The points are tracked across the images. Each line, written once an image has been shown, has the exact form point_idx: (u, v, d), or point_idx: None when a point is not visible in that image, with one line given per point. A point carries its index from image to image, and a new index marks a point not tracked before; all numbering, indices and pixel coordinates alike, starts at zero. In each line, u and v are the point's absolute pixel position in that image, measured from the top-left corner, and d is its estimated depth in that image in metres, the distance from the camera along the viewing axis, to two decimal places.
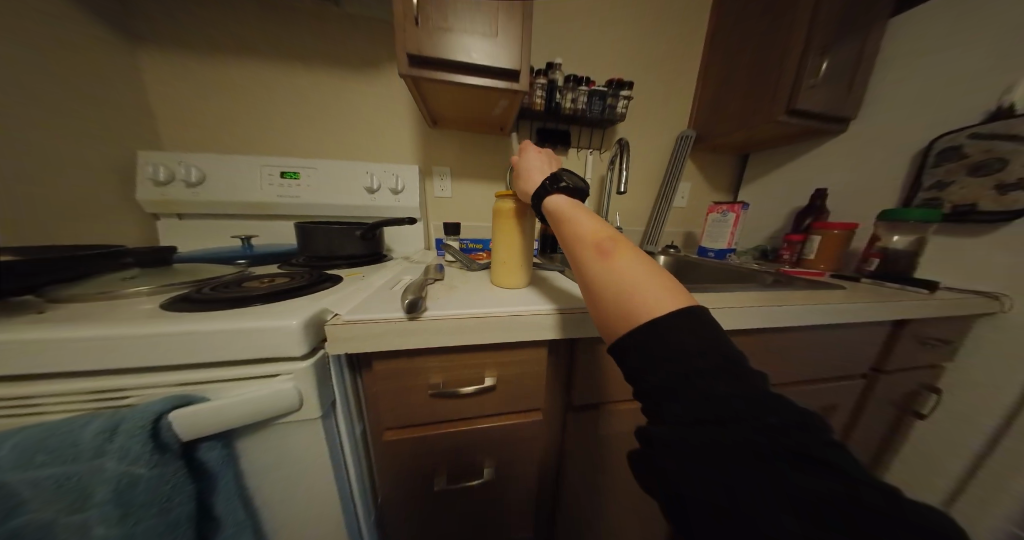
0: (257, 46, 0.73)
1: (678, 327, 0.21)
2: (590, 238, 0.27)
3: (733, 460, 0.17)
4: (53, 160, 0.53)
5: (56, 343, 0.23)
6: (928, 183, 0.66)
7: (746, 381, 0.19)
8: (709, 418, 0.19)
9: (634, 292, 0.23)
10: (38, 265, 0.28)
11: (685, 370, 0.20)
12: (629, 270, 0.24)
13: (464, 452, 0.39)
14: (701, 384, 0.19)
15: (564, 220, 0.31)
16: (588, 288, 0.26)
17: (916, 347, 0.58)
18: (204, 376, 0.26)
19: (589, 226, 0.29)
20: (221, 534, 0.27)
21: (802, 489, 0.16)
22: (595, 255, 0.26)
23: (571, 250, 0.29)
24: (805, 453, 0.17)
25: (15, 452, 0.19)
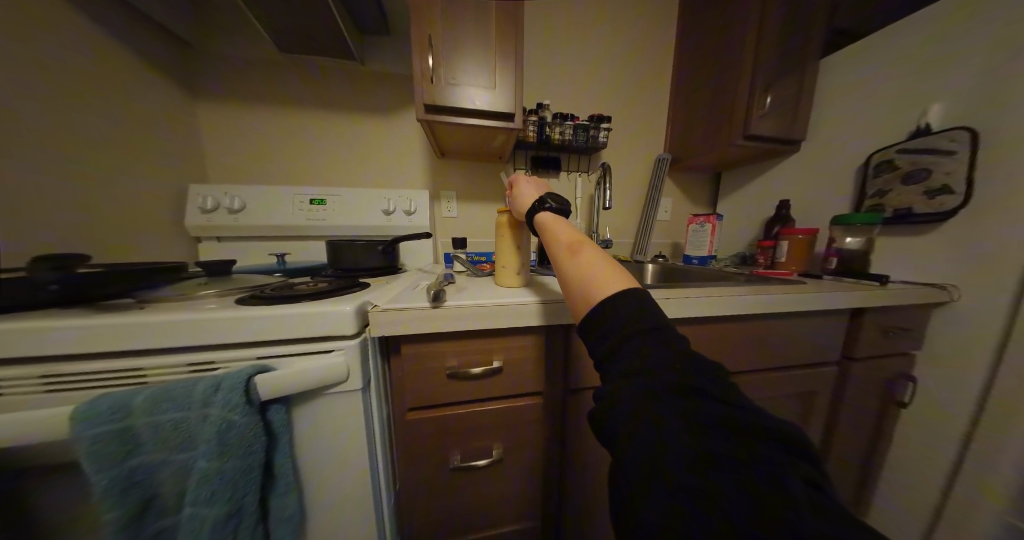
0: (294, 98, 0.88)
1: (618, 301, 0.26)
2: (565, 243, 0.35)
3: (655, 397, 0.20)
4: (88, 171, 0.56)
5: (169, 325, 0.30)
6: (871, 191, 0.76)
7: (670, 342, 0.24)
8: (640, 370, 0.22)
9: (591, 279, 0.30)
10: (113, 277, 0.36)
11: (622, 334, 0.25)
12: (587, 266, 0.31)
13: (475, 431, 0.45)
14: (635, 344, 0.24)
15: (548, 229, 0.39)
16: (562, 282, 0.33)
17: (880, 335, 0.64)
18: (278, 350, 0.33)
19: (566, 234, 0.36)
20: (275, 489, 0.32)
21: (702, 413, 0.19)
22: (566, 255, 0.34)
23: (551, 253, 0.36)
24: (709, 391, 0.21)
25: (149, 400, 0.27)
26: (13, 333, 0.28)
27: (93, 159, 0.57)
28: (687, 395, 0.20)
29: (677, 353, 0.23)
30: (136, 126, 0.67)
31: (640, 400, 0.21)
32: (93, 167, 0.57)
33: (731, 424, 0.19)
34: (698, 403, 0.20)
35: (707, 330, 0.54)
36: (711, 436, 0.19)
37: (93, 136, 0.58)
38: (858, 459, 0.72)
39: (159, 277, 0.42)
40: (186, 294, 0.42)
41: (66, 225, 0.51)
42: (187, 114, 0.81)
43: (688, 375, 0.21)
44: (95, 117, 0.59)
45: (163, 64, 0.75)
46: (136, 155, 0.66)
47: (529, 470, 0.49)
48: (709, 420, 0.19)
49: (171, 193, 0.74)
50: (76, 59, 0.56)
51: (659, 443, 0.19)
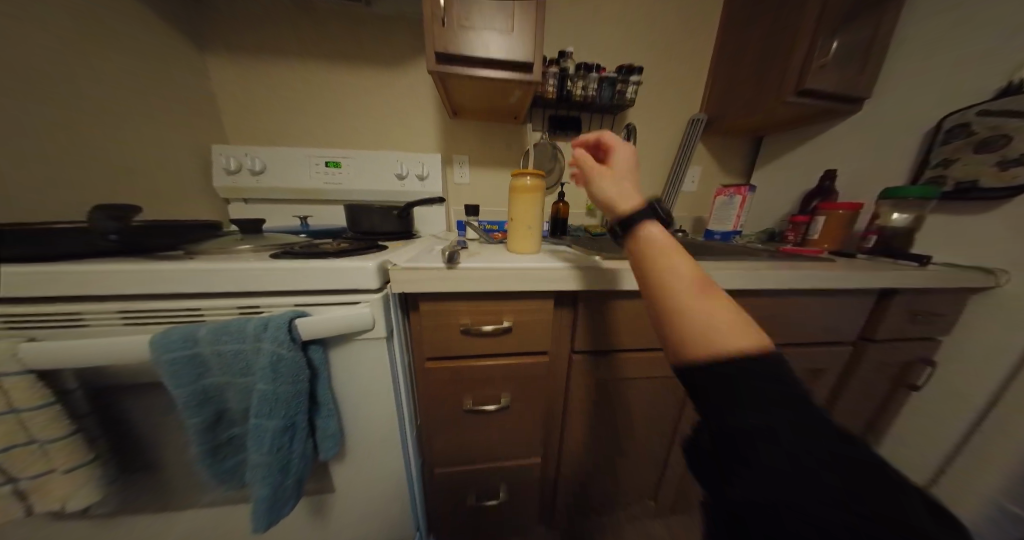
0: (301, 49, 0.84)
1: (751, 362, 0.21)
2: (667, 253, 0.27)
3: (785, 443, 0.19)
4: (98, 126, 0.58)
5: (218, 274, 0.34)
6: (934, 161, 0.67)
7: (785, 375, 0.21)
8: (767, 413, 0.20)
9: (713, 330, 0.23)
10: (130, 232, 0.38)
11: (749, 386, 0.21)
12: (706, 306, 0.23)
13: (486, 382, 0.50)
14: (759, 390, 0.21)
15: (637, 222, 0.29)
16: (660, 313, 0.26)
17: (906, 319, 0.61)
18: (313, 300, 0.37)
19: (664, 239, 0.28)
20: (321, 411, 0.38)
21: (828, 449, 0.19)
22: (672, 278, 0.25)
23: (642, 267, 0.28)
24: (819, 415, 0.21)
25: (212, 333, 0.31)
26: (95, 274, 0.32)
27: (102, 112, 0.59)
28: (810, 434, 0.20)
29: (792, 386, 0.21)
30: (145, 79, 0.67)
31: (772, 447, 0.19)
32: (101, 123, 0.59)
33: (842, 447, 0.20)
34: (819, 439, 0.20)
35: None
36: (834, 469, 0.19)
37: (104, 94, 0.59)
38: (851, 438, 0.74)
39: (198, 232, 0.46)
40: (224, 248, 0.46)
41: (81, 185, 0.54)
42: (199, 68, 0.79)
43: (806, 405, 0.21)
44: (106, 72, 0.60)
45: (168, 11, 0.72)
46: (149, 112, 0.67)
47: (532, 418, 0.54)
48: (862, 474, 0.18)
49: (194, 153, 0.77)
50: (82, 11, 0.56)
51: (797, 491, 0.18)
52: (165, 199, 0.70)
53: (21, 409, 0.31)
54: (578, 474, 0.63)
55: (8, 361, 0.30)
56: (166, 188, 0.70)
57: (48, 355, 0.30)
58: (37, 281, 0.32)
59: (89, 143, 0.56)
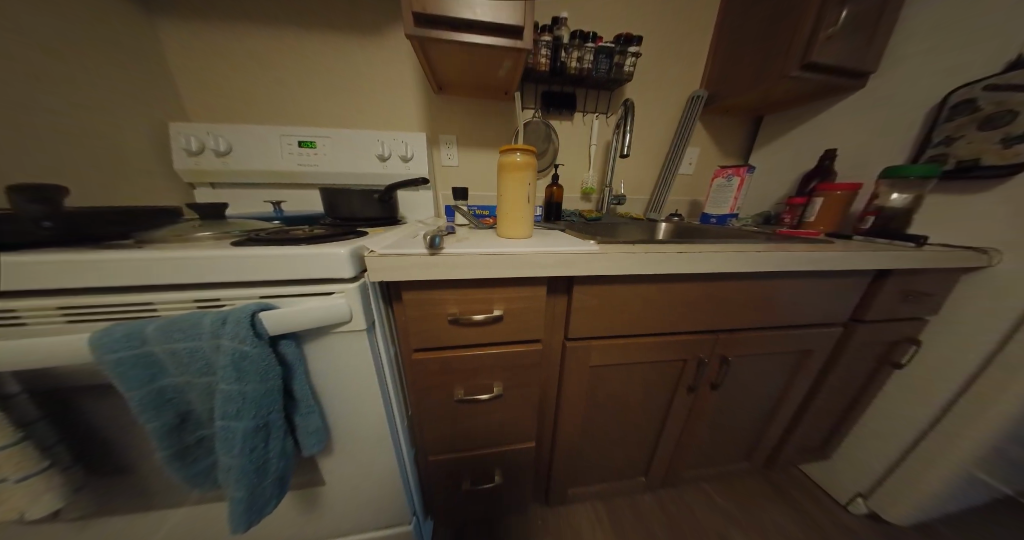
0: (261, 9, 0.74)
1: None
2: None
3: None
4: (34, 100, 0.51)
5: (166, 264, 0.30)
6: (936, 140, 0.65)
7: None
8: None
9: None
10: (60, 221, 0.33)
11: None
12: None
13: (477, 372, 0.48)
14: None
15: None
16: None
17: (897, 300, 0.61)
18: (281, 291, 0.33)
19: None
20: (298, 408, 0.36)
21: None
22: None
23: None
24: None
25: (161, 330, 0.28)
26: (17, 266, 0.28)
27: (39, 87, 0.52)
28: None
29: None
30: (84, 45, 0.59)
31: None
32: (35, 97, 0.52)
33: None
34: None
35: (713, 290, 0.52)
36: None
37: (27, 56, 0.51)
38: (834, 415, 0.76)
39: (143, 219, 0.41)
40: (183, 235, 0.41)
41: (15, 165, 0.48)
42: (146, 32, 0.70)
43: None
44: (25, 30, 0.51)
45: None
46: (88, 81, 0.59)
47: (526, 407, 0.54)
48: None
49: (150, 131, 0.70)
50: None
51: None
52: (122, 184, 0.64)
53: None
54: (571, 458, 0.64)
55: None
56: (121, 172, 0.63)
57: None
58: None
59: (18, 116, 0.49)
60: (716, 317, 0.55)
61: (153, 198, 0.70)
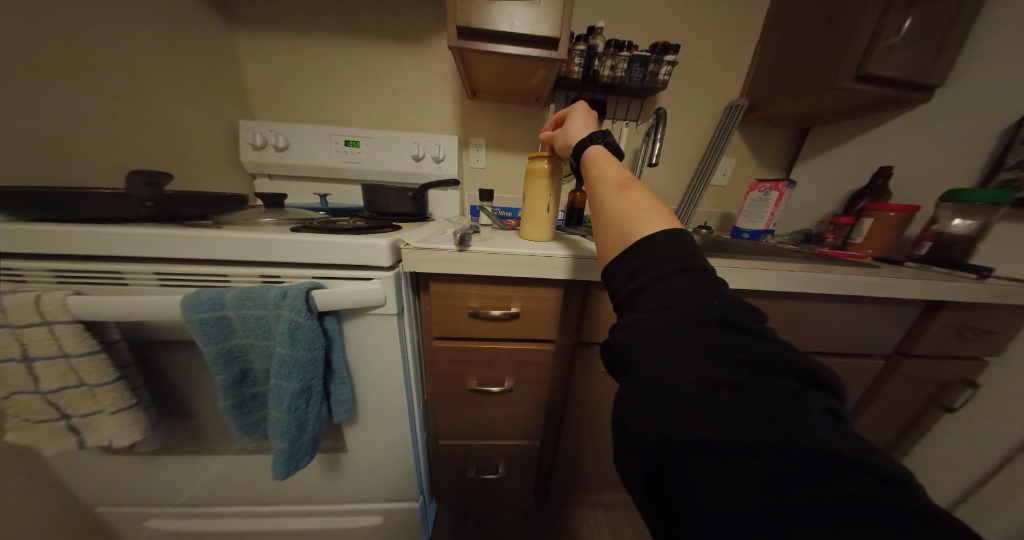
0: (322, 21, 0.83)
1: (662, 347, 0.20)
2: (617, 217, 0.30)
3: (691, 410, 0.17)
4: (140, 101, 0.61)
5: (241, 244, 0.36)
6: (1012, 162, 0.60)
7: (737, 362, 0.18)
8: (695, 397, 0.17)
9: (629, 219, 0.29)
10: (161, 199, 0.40)
11: (661, 345, 0.20)
12: (636, 202, 0.30)
13: (491, 364, 0.51)
14: (671, 370, 0.19)
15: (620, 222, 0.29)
16: (608, 225, 0.30)
17: (952, 335, 0.56)
18: (329, 273, 0.38)
19: (616, 182, 0.33)
20: (334, 377, 0.40)
21: (738, 409, 0.17)
22: (614, 201, 0.31)
23: (606, 228, 0.30)
24: (754, 396, 0.17)
25: (235, 297, 0.33)
26: (132, 239, 0.35)
27: (145, 90, 0.62)
28: (711, 393, 0.17)
29: (725, 355, 0.18)
30: (179, 53, 0.69)
31: (688, 363, 0.18)
32: (142, 99, 0.62)
33: (771, 415, 0.16)
34: (727, 400, 0.17)
35: None
36: (723, 397, 0.17)
37: (136, 63, 0.61)
38: None
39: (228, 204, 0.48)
40: (250, 220, 0.48)
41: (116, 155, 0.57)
42: (227, 40, 0.81)
43: (719, 376, 0.18)
44: (135, 40, 0.61)
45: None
46: (178, 84, 0.69)
47: (535, 403, 0.55)
48: (765, 367, 0.18)
49: (223, 128, 0.80)
50: None
51: (671, 387, 0.18)
52: (198, 173, 0.74)
53: (72, 355, 0.35)
54: (577, 461, 0.64)
55: (59, 312, 0.33)
56: (198, 162, 0.73)
57: (96, 308, 0.33)
58: (85, 242, 0.34)
59: (126, 113, 0.59)
60: None
61: (220, 186, 0.80)
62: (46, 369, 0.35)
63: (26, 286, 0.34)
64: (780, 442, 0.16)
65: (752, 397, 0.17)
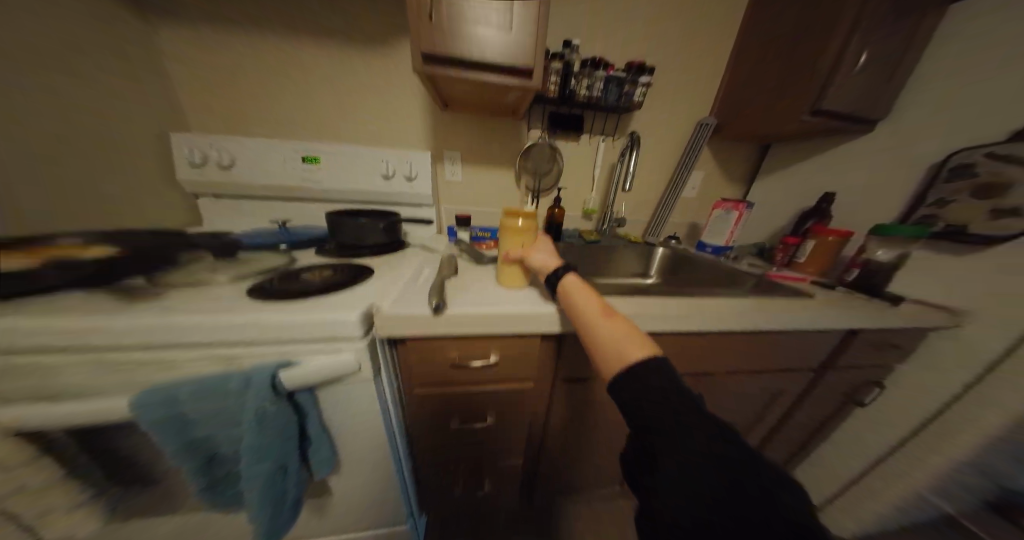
0: (262, 16, 0.72)
1: (680, 432, 0.28)
2: (606, 339, 0.36)
3: (708, 475, 0.25)
4: (32, 125, 0.52)
5: (184, 327, 0.33)
6: (932, 199, 0.67)
7: (721, 429, 0.28)
8: (708, 462, 0.26)
9: (615, 343, 0.35)
10: (62, 272, 0.34)
11: (676, 426, 0.28)
12: (613, 325, 0.37)
13: (471, 403, 0.53)
14: (686, 442, 0.27)
15: (608, 346, 0.35)
16: (597, 345, 0.36)
17: (868, 350, 0.66)
18: (295, 347, 0.36)
19: (591, 301, 0.40)
20: (311, 444, 0.41)
21: (737, 469, 0.25)
22: (596, 321, 0.38)
23: (597, 349, 0.36)
24: (740, 456, 0.26)
25: (195, 389, 0.32)
26: (21, 335, 0.29)
27: (39, 109, 0.53)
28: (717, 459, 0.26)
29: (714, 428, 0.28)
30: (75, 59, 0.58)
31: (695, 437, 0.27)
32: (36, 120, 0.52)
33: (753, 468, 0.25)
34: (727, 463, 0.26)
35: (696, 341, 0.56)
36: (724, 459, 0.26)
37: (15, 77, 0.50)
38: (799, 443, 0.83)
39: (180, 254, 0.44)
40: (197, 278, 0.44)
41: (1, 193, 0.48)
42: (145, 35, 0.68)
43: (717, 444, 0.27)
44: (9, 48, 0.49)
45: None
46: (85, 97, 0.59)
47: (515, 431, 0.59)
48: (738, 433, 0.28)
49: (150, 144, 0.69)
50: None
51: (689, 456, 0.26)
52: (123, 200, 0.65)
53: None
54: (557, 472, 0.70)
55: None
56: (121, 188, 0.64)
57: (13, 418, 0.29)
58: None
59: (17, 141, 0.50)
60: (698, 364, 0.59)
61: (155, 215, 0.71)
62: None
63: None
64: (759, 491, 0.24)
65: (740, 459, 0.26)
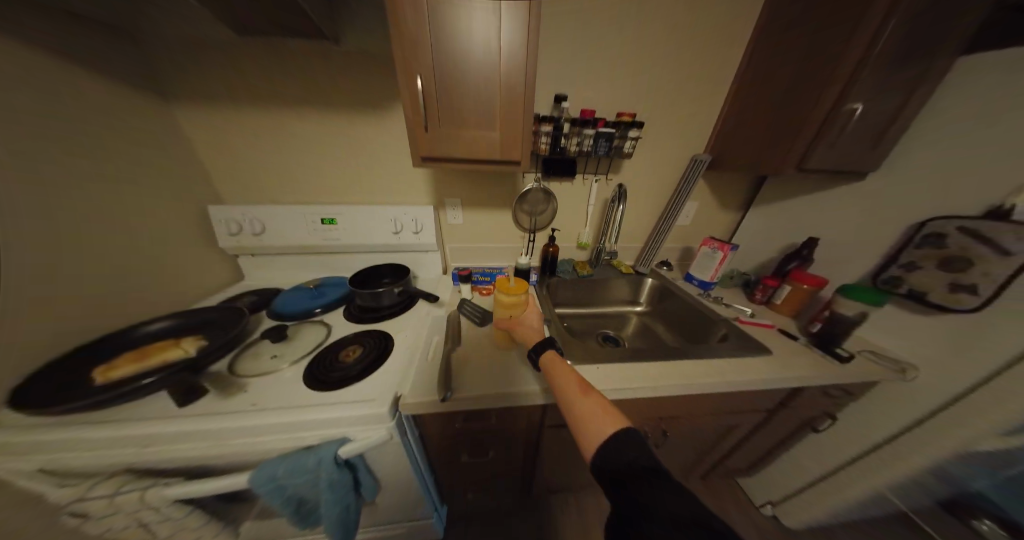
0: (269, 93, 0.77)
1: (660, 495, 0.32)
2: (583, 414, 0.42)
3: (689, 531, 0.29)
4: (110, 234, 0.64)
5: (268, 423, 0.47)
6: (904, 260, 0.71)
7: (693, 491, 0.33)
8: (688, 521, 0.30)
9: (591, 418, 0.41)
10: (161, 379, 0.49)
11: (657, 490, 0.33)
12: (588, 401, 0.44)
13: (476, 441, 0.68)
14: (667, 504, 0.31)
15: (585, 422, 0.42)
16: (576, 420, 0.43)
17: (821, 396, 0.75)
18: (345, 430, 0.50)
19: (569, 378, 0.49)
20: (364, 482, 0.57)
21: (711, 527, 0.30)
22: (574, 397, 0.45)
23: (577, 424, 0.42)
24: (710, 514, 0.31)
25: (287, 467, 0.47)
26: (169, 435, 0.45)
27: (113, 218, 0.64)
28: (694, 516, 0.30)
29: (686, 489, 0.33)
30: (128, 164, 0.67)
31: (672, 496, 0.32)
32: (112, 229, 0.64)
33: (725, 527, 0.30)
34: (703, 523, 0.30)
35: (662, 401, 0.66)
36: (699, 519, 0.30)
37: (91, 198, 0.61)
38: (760, 456, 0.96)
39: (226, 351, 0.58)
40: (257, 366, 0.57)
41: (92, 299, 0.61)
42: (171, 122, 0.76)
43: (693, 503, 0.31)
44: (84, 176, 0.60)
45: (108, 67, 0.65)
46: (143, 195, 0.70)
47: (512, 456, 0.75)
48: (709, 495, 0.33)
49: (193, 221, 0.80)
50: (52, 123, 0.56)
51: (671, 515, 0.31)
52: (183, 274, 0.78)
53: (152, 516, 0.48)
54: (549, 478, 0.87)
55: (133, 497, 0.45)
56: (181, 264, 0.78)
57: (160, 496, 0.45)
58: (141, 441, 0.45)
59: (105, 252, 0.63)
60: (666, 413, 0.69)
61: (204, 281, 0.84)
62: (157, 523, 0.49)
63: (129, 488, 0.45)
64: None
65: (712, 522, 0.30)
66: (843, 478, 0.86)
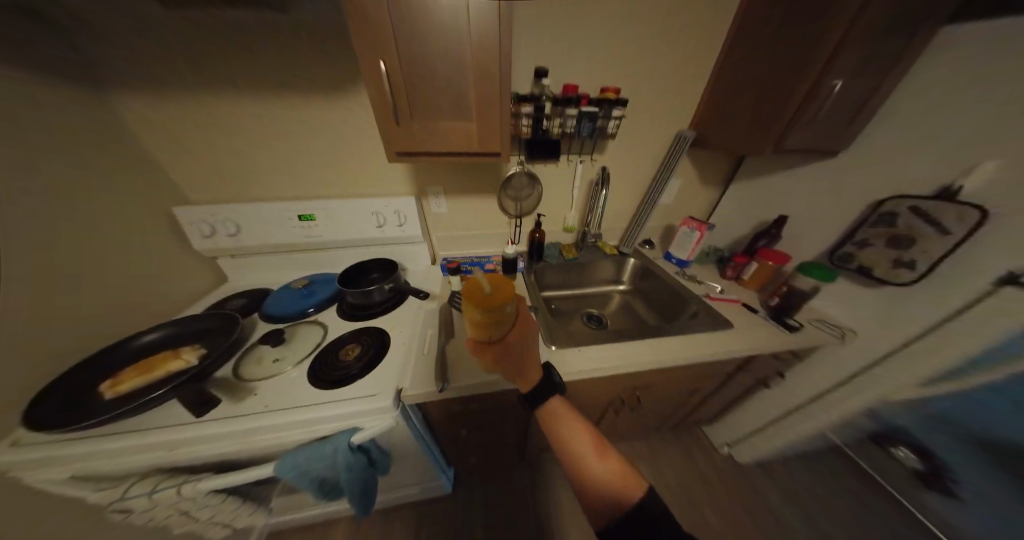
0: (217, 78, 0.69)
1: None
2: (607, 479, 0.41)
3: None
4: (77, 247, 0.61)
5: (283, 422, 0.52)
6: (859, 238, 0.77)
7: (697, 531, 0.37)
8: None
9: (617, 484, 0.40)
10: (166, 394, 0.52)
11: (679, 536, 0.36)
12: (609, 462, 0.42)
13: (474, 419, 0.76)
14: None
15: (610, 490, 0.40)
16: (600, 486, 0.40)
17: (772, 360, 0.85)
18: (354, 421, 0.56)
19: (582, 435, 0.44)
20: (378, 459, 0.65)
21: None
22: (595, 460, 0.42)
23: (600, 492, 0.40)
24: None
25: (308, 456, 0.53)
26: (194, 437, 0.50)
27: (74, 230, 0.61)
28: None
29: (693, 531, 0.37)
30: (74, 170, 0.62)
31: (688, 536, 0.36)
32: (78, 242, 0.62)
33: None
34: None
35: (636, 375, 0.74)
36: None
37: (45, 212, 0.58)
38: (721, 409, 1.11)
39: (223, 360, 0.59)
40: (262, 370, 0.61)
41: (75, 315, 0.60)
42: (109, 116, 0.68)
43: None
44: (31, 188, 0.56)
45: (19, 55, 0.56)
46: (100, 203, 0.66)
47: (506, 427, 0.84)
48: None
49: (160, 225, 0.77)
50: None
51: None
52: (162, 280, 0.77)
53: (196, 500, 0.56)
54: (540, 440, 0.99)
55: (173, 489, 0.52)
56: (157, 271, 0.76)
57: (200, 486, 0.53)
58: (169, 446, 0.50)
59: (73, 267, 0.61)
60: (640, 384, 0.79)
61: (185, 286, 0.83)
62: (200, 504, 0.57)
63: (164, 486, 0.52)
64: None
65: None
66: (787, 422, 1.02)
